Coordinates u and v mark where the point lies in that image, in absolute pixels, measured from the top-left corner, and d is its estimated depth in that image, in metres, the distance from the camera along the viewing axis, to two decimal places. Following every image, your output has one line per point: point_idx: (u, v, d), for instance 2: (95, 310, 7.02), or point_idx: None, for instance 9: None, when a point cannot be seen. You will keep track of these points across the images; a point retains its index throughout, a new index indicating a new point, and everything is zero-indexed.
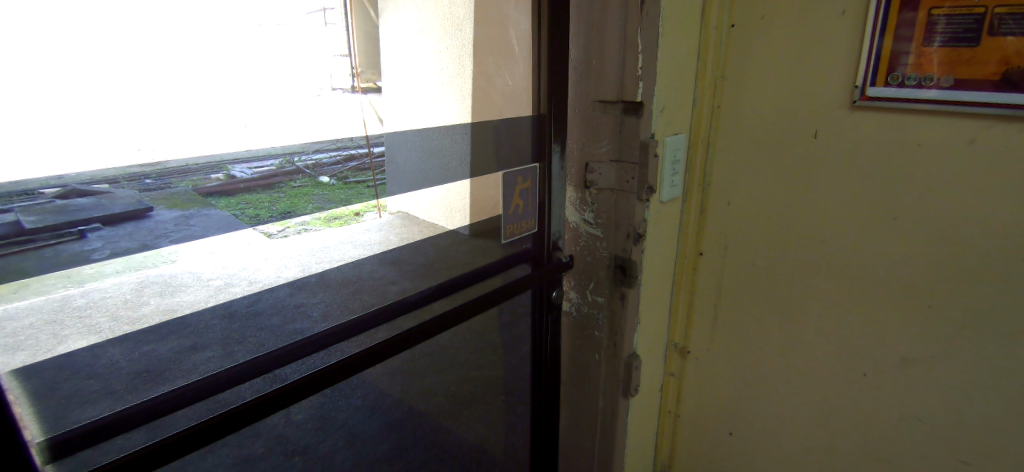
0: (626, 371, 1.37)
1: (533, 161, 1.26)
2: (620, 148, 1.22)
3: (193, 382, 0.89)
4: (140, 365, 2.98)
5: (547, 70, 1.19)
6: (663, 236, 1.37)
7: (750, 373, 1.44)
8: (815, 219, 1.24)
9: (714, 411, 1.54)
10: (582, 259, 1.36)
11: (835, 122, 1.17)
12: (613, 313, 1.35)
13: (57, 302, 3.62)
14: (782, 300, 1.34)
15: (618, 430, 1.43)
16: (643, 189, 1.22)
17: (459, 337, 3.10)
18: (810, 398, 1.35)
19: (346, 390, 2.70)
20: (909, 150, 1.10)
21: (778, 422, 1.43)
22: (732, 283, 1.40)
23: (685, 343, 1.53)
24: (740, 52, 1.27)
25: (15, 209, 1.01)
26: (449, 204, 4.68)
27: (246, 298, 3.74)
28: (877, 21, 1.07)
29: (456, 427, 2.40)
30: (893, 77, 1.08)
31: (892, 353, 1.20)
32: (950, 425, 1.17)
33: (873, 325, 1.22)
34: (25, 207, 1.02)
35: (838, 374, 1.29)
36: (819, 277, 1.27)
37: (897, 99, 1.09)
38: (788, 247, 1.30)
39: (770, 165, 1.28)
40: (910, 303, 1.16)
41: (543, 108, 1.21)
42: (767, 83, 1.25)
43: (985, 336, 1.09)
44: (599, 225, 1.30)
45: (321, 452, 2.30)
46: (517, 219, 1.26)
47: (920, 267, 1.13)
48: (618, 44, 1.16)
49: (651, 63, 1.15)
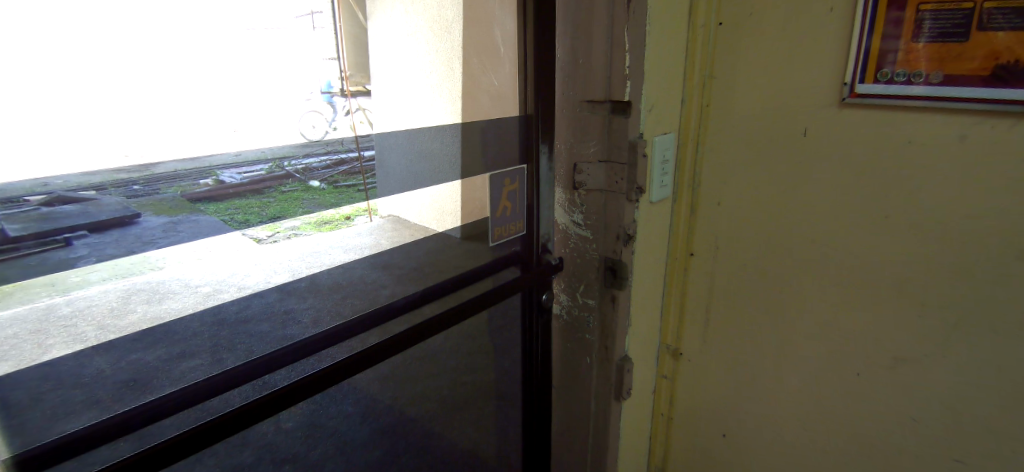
0: (619, 373, 1.36)
1: (522, 162, 1.24)
2: (608, 147, 1.20)
3: (174, 391, 0.86)
4: (127, 375, 2.94)
5: (533, 70, 1.17)
6: (655, 237, 1.35)
7: (744, 374, 1.42)
8: (805, 219, 1.23)
9: (710, 416, 1.51)
10: (573, 261, 1.34)
11: (824, 120, 1.16)
12: (604, 316, 1.33)
13: (42, 312, 3.55)
14: (774, 298, 1.32)
15: (612, 434, 1.41)
16: (633, 189, 1.20)
17: (451, 340, 3.08)
18: (805, 399, 1.34)
19: (338, 397, 2.67)
20: (899, 148, 1.09)
21: (776, 425, 1.41)
22: (726, 283, 1.39)
23: (677, 345, 1.52)
24: (727, 49, 1.26)
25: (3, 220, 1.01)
26: (440, 206, 4.70)
27: (235, 305, 3.70)
28: (864, 20, 1.07)
29: (448, 432, 2.38)
30: (882, 74, 1.07)
31: (886, 354, 1.19)
32: (944, 424, 1.16)
33: (860, 323, 1.21)
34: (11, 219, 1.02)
35: (829, 374, 1.28)
36: (813, 278, 1.25)
37: (887, 96, 1.08)
38: (779, 244, 1.28)
39: (759, 165, 1.27)
40: (899, 298, 1.15)
41: (532, 107, 1.20)
42: (755, 81, 1.24)
43: (976, 333, 1.08)
44: (589, 226, 1.28)
45: (313, 459, 2.28)
46: (505, 221, 1.24)
47: (912, 264, 1.12)
48: (605, 43, 1.14)
49: (639, 61, 1.13)
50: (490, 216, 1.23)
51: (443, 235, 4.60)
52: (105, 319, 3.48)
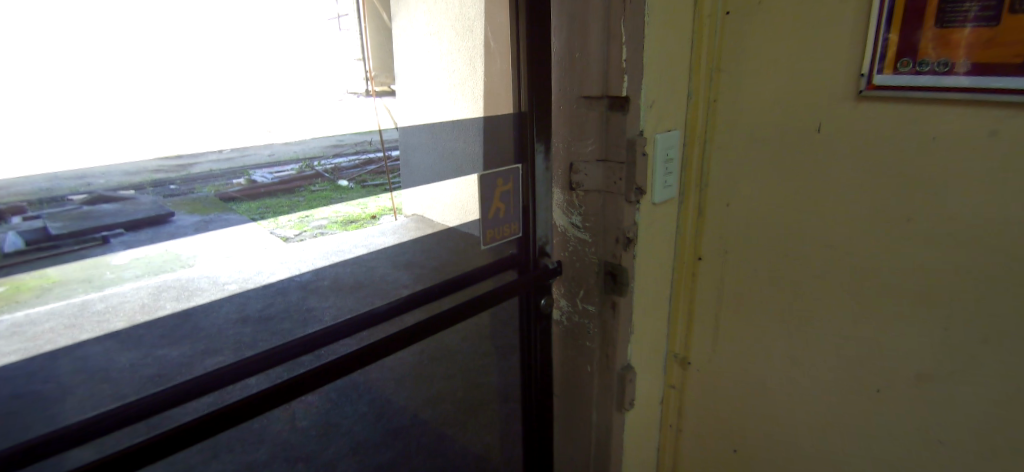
0: (621, 384, 1.29)
1: (516, 161, 1.18)
2: (607, 146, 1.14)
3: (146, 395, 0.85)
4: (152, 369, 3.02)
5: (526, 65, 1.12)
6: (659, 240, 1.28)
7: (757, 386, 1.34)
8: (818, 221, 1.15)
9: (721, 428, 1.43)
10: (571, 265, 1.28)
11: (838, 115, 1.07)
12: (604, 323, 1.26)
13: (77, 305, 3.68)
14: (786, 304, 1.24)
15: (614, 447, 1.34)
16: (632, 190, 1.13)
17: (468, 341, 3.04)
18: (820, 414, 1.25)
19: (353, 397, 2.67)
20: (923, 146, 1.00)
21: (790, 441, 1.32)
22: (735, 289, 1.31)
23: (685, 353, 1.44)
24: (734, 39, 1.18)
25: None
26: (462, 206, 4.62)
27: (258, 302, 3.76)
28: (882, 4, 0.98)
29: (460, 434, 2.35)
30: (902, 64, 0.98)
31: (908, 369, 1.10)
32: (973, 447, 1.06)
33: (877, 334, 1.12)
34: None
35: (846, 389, 1.20)
36: (826, 284, 1.17)
37: (907, 87, 0.99)
38: (790, 248, 1.20)
39: (769, 165, 1.19)
40: (923, 308, 1.06)
41: (526, 104, 1.14)
42: (763, 74, 1.16)
43: (1009, 349, 0.98)
44: (587, 229, 1.22)
45: (325, 458, 2.27)
46: (498, 223, 1.20)
47: (938, 271, 1.02)
48: (599, 37, 1.08)
49: (637, 54, 1.06)
50: (481, 218, 1.18)
51: (466, 235, 4.58)
52: (136, 314, 3.59)
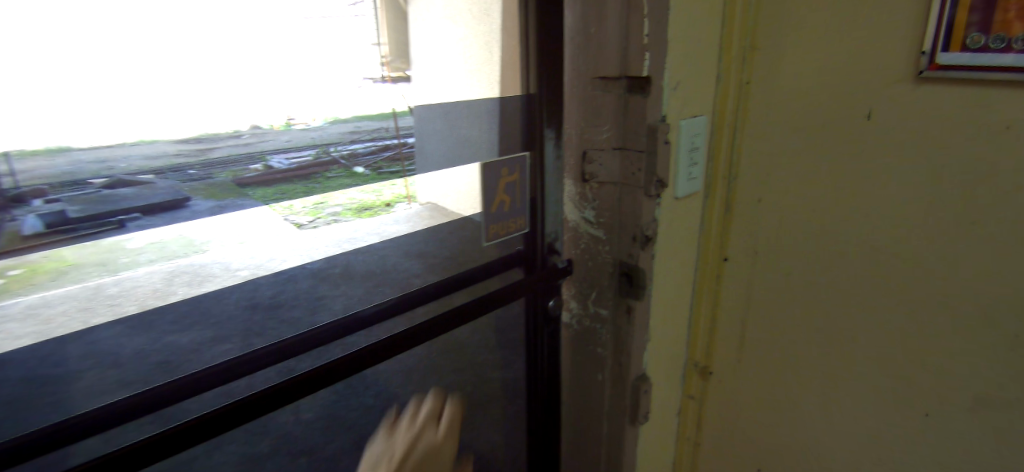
0: (635, 395, 1.17)
1: (524, 147, 1.06)
2: (625, 133, 1.01)
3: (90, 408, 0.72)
4: (159, 355, 2.95)
5: (535, 38, 0.99)
6: (682, 238, 1.16)
7: (787, 401, 1.22)
8: (863, 221, 1.01)
9: (745, 445, 1.32)
10: (582, 264, 1.17)
11: (894, 98, 0.93)
12: (617, 328, 1.15)
13: None
14: (823, 313, 1.11)
15: (626, 463, 1.23)
16: (652, 183, 1.01)
17: (478, 333, 2.95)
18: (860, 437, 1.12)
19: (360, 390, 2.60)
20: (996, 135, 0.85)
21: (823, 463, 1.20)
22: (765, 293, 1.19)
23: (706, 362, 1.32)
24: (772, 11, 1.05)
25: (61, 200, 0.70)
26: None
27: (270, 288, 3.71)
28: None
29: (469, 432, 2.26)
30: (972, 39, 0.83)
31: (964, 393, 0.97)
32: None
33: (930, 352, 0.99)
34: (72, 200, 0.70)
35: (891, 410, 1.07)
36: (870, 294, 1.04)
37: (976, 67, 0.84)
38: (830, 249, 1.07)
39: (809, 156, 1.06)
40: (986, 326, 0.92)
41: (534, 83, 1.02)
42: (807, 50, 1.02)
43: None
44: (602, 225, 1.10)
45: (329, 453, 2.20)
46: (503, 218, 1.07)
47: (1008, 283, 0.88)
48: (618, 7, 0.95)
49: (660, 28, 0.93)
50: (482, 212, 1.05)
51: None
52: None
